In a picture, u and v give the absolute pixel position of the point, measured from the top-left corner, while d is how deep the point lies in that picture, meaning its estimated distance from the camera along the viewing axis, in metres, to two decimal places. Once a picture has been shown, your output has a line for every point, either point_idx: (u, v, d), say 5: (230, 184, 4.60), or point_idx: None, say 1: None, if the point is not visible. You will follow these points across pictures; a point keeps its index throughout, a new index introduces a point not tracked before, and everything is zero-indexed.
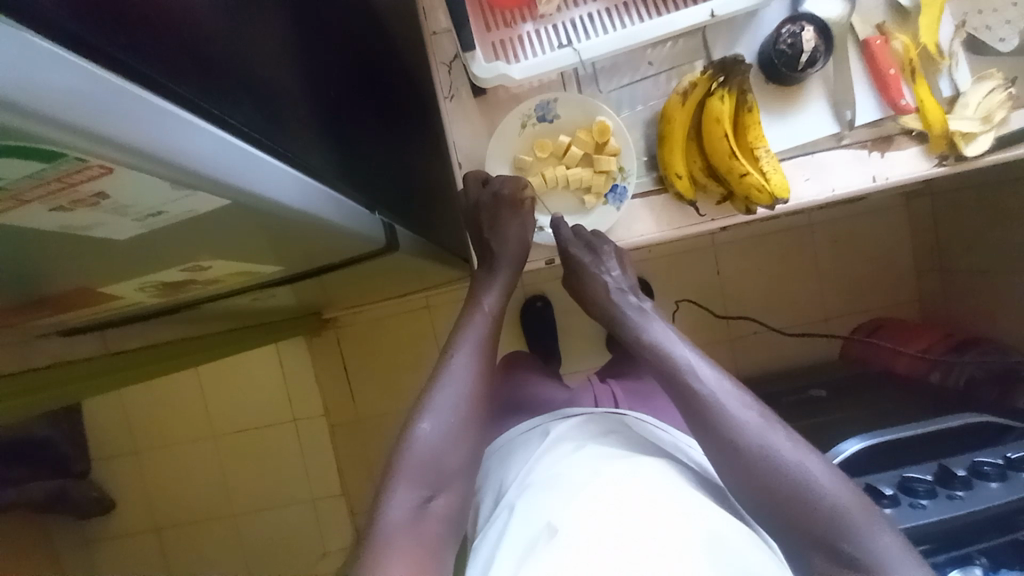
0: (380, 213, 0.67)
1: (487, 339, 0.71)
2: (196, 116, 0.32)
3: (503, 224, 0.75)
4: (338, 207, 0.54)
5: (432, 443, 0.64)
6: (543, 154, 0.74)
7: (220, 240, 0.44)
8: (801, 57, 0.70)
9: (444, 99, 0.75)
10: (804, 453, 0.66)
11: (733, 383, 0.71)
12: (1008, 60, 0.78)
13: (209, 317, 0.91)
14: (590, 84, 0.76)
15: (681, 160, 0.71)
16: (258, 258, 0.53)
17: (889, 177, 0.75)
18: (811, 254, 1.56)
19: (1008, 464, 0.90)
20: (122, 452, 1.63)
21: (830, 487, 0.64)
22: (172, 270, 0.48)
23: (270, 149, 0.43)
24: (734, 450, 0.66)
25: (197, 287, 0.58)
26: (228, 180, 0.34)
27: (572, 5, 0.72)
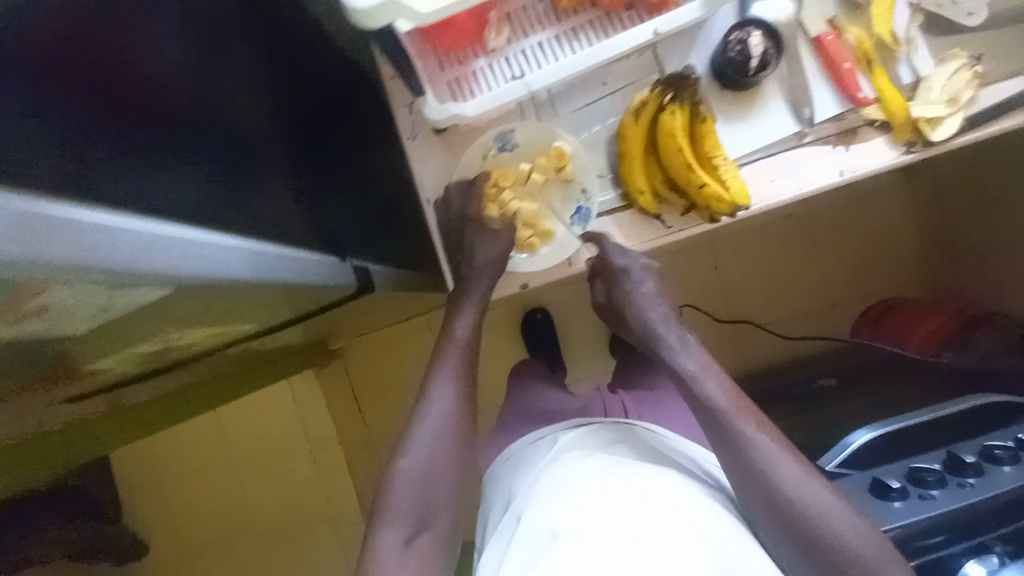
0: (354, 258, 0.69)
1: (464, 367, 0.71)
2: (147, 216, 0.34)
3: (473, 245, 0.74)
4: (299, 264, 0.56)
5: (415, 475, 0.64)
6: (506, 184, 0.75)
7: (185, 312, 0.46)
8: (751, 63, 0.70)
9: (408, 139, 0.78)
10: (829, 498, 0.63)
11: (759, 418, 0.69)
12: (971, 36, 0.77)
13: (210, 364, 0.95)
14: (548, 110, 0.77)
15: (640, 176, 0.73)
16: (228, 320, 0.55)
17: (858, 169, 0.74)
18: (808, 240, 1.53)
19: (1018, 445, 0.88)
20: (150, 496, 1.68)
21: (853, 536, 0.61)
22: (146, 342, 0.50)
23: (234, 226, 0.45)
24: (751, 484, 0.65)
25: (179, 350, 0.60)
26: (171, 274, 0.37)
27: (523, 35, 0.74)
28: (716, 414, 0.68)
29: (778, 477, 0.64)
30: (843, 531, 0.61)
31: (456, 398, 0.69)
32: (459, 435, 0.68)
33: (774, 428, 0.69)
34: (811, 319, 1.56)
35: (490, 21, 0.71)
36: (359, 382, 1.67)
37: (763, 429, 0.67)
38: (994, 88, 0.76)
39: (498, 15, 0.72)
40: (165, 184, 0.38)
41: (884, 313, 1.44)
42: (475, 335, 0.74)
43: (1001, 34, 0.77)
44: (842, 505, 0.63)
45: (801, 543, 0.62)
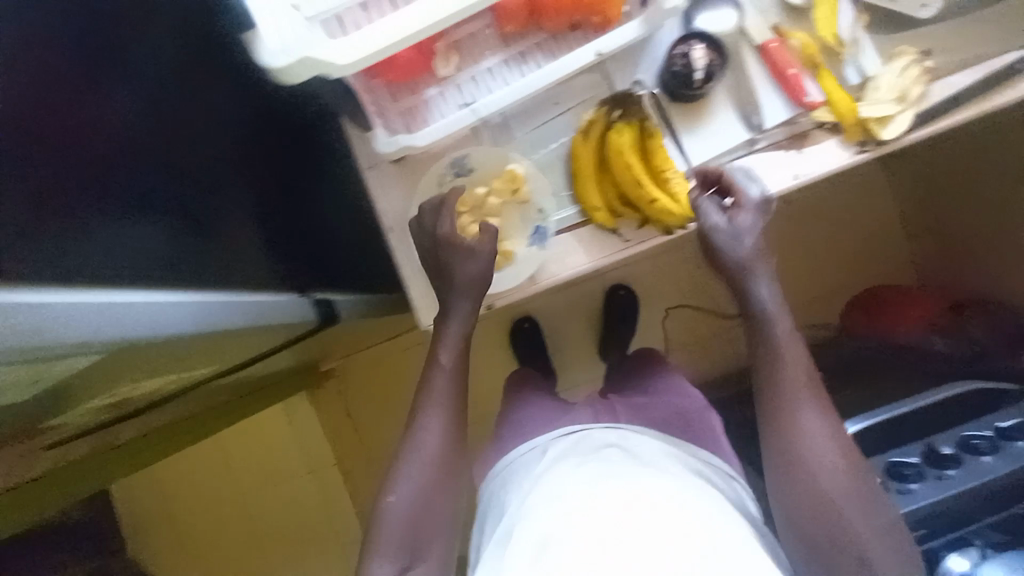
0: (314, 292, 0.75)
1: (452, 399, 0.73)
2: (79, 293, 0.39)
3: (452, 265, 0.71)
4: (242, 312, 0.61)
5: (404, 510, 0.68)
6: (463, 209, 0.76)
7: (130, 367, 0.51)
8: (695, 77, 0.71)
9: (365, 170, 0.76)
10: (873, 500, 0.66)
11: (824, 403, 0.69)
12: (919, 31, 0.77)
13: (192, 397, 0.95)
14: (502, 133, 0.78)
15: (595, 193, 0.74)
16: (177, 367, 0.60)
17: (811, 173, 0.74)
18: (790, 232, 1.53)
19: (999, 434, 0.88)
20: (149, 527, 1.65)
21: (882, 538, 0.64)
22: (99, 397, 0.54)
23: (159, 285, 0.50)
24: (797, 468, 0.67)
25: (139, 397, 0.64)
26: (106, 336, 0.42)
27: (472, 61, 0.75)
28: (778, 389, 0.69)
29: (825, 470, 0.66)
30: (873, 535, 0.64)
31: (444, 430, 0.72)
32: (446, 467, 0.72)
33: (840, 426, 0.69)
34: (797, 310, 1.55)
35: (437, 50, 0.72)
36: (353, 401, 1.67)
37: (828, 421, 0.68)
38: (946, 80, 0.75)
39: (445, 44, 0.72)
40: (97, 251, 0.43)
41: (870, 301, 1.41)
42: (460, 363, 0.75)
43: (949, 27, 0.77)
44: (880, 509, 0.66)
45: (830, 539, 0.65)
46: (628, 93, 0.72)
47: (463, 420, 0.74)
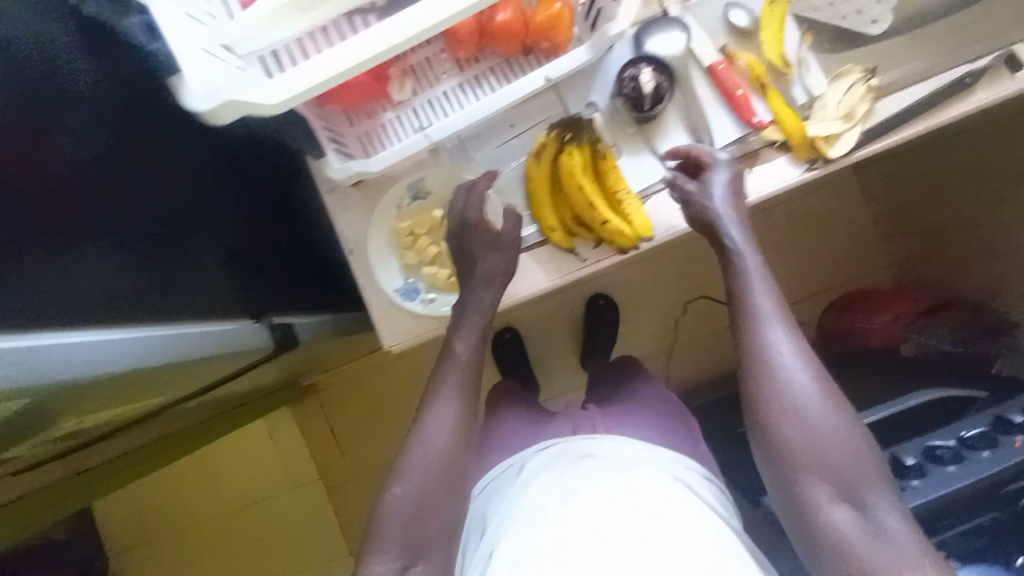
0: (271, 317, 0.77)
1: (467, 389, 0.69)
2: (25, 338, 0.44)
3: (476, 251, 0.72)
4: (197, 343, 0.66)
5: (407, 507, 0.63)
6: (422, 231, 0.77)
7: (83, 400, 0.56)
8: (644, 99, 0.73)
9: (325, 193, 0.77)
10: (850, 425, 0.62)
11: (797, 331, 0.66)
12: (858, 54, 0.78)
13: (166, 418, 0.95)
14: (461, 154, 0.79)
15: (551, 215, 0.75)
16: (128, 399, 0.64)
17: (763, 190, 0.76)
18: (769, 240, 1.49)
19: (961, 444, 0.90)
20: (139, 543, 1.64)
21: (858, 464, 0.61)
22: (45, 433, 0.57)
23: (119, 321, 0.53)
24: (771, 395, 0.63)
25: (88, 428, 0.67)
26: (47, 375, 0.47)
27: (428, 85, 0.76)
28: (748, 319, 0.67)
29: (800, 394, 0.63)
30: (849, 460, 0.61)
31: (458, 419, 0.68)
32: (451, 470, 0.66)
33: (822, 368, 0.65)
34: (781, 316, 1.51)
35: (391, 76, 0.73)
36: (337, 418, 1.65)
37: (808, 363, 0.64)
38: (893, 97, 0.77)
39: (400, 69, 0.74)
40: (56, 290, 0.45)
41: (846, 305, 1.41)
42: (479, 356, 0.71)
43: (894, 44, 0.79)
44: (857, 433, 0.62)
45: (805, 466, 0.61)
46: (578, 118, 0.75)
47: (478, 412, 0.70)
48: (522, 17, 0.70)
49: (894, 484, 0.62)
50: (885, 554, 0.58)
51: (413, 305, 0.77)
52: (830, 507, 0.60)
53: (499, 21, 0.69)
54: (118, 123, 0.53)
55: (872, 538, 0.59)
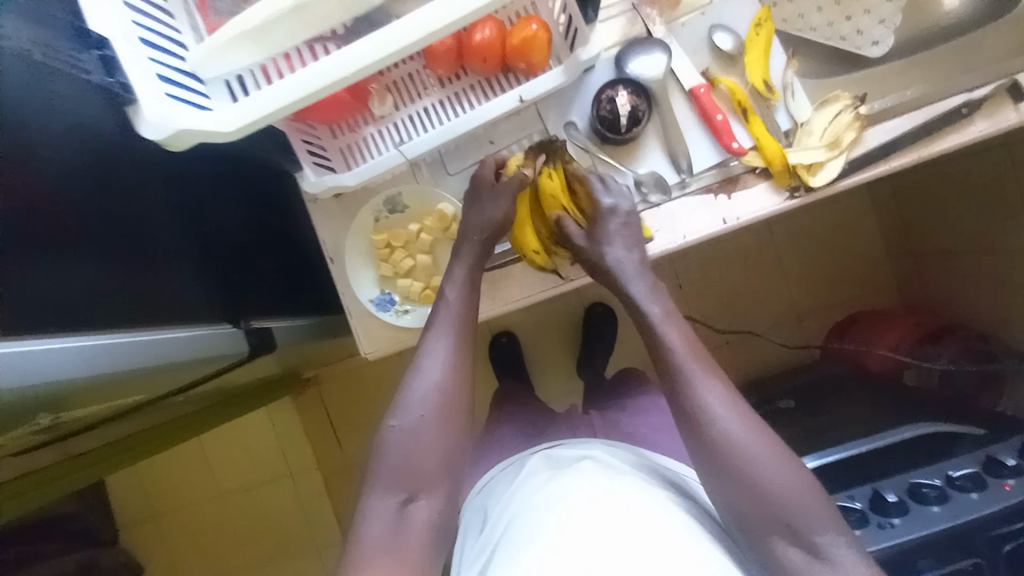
0: (250, 321, 0.82)
1: (461, 327, 0.71)
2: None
3: (473, 214, 0.74)
4: (174, 348, 0.67)
5: (403, 439, 0.65)
6: (397, 244, 0.79)
7: (57, 399, 0.58)
8: (622, 121, 0.74)
9: (308, 203, 0.79)
10: (789, 463, 0.63)
11: (724, 380, 0.67)
12: (844, 79, 0.79)
13: (158, 410, 0.98)
14: (439, 169, 0.81)
15: (532, 237, 0.76)
16: (107, 398, 0.68)
17: (739, 217, 0.75)
18: (777, 256, 1.43)
19: (948, 483, 0.87)
20: (141, 520, 1.67)
21: (809, 508, 0.60)
22: (22, 427, 0.61)
23: (85, 329, 0.56)
24: (710, 443, 0.64)
25: (71, 420, 0.71)
26: (36, 381, 0.49)
27: (410, 100, 0.77)
28: (679, 372, 0.67)
29: (740, 447, 0.62)
30: (797, 504, 0.61)
31: (448, 358, 0.69)
32: (449, 400, 0.67)
33: (747, 407, 0.66)
34: (790, 332, 1.45)
35: (372, 91, 0.74)
36: (335, 413, 1.62)
37: (734, 404, 0.65)
38: (882, 126, 0.75)
39: (381, 85, 0.75)
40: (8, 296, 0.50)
41: (848, 328, 1.36)
42: (469, 294, 0.73)
43: (872, 74, 0.80)
44: (798, 471, 0.62)
45: (755, 518, 0.61)
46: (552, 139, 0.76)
47: (474, 352, 0.72)
48: (500, 36, 0.71)
49: (840, 516, 0.61)
50: None
51: (386, 315, 0.78)
52: (784, 554, 0.60)
53: (476, 41, 0.71)
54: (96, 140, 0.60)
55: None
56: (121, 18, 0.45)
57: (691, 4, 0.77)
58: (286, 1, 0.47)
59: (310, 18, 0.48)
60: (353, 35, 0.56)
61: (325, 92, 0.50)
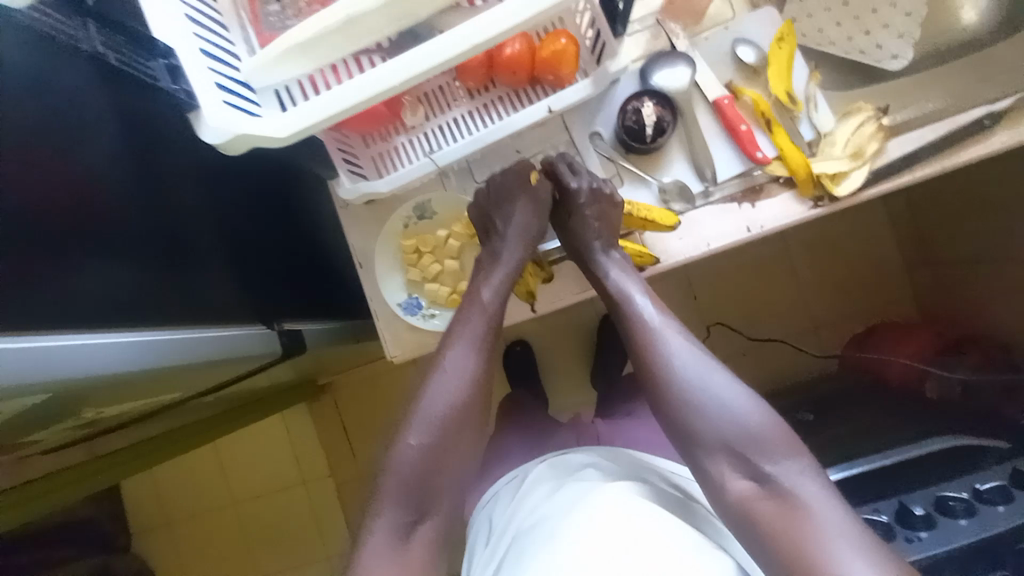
0: (282, 323, 0.85)
1: (485, 340, 0.72)
2: (29, 337, 0.47)
3: (512, 209, 0.78)
4: (214, 343, 0.70)
5: (419, 457, 0.66)
6: (426, 249, 0.80)
7: (104, 395, 0.61)
8: (647, 132, 0.76)
9: (340, 209, 0.82)
10: (748, 397, 0.67)
11: (682, 329, 0.72)
12: (865, 92, 0.81)
13: (183, 411, 0.99)
14: (467, 177, 0.83)
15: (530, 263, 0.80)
16: (145, 394, 0.70)
17: (763, 225, 0.76)
18: (794, 266, 1.43)
19: (974, 497, 0.86)
20: (155, 524, 1.67)
21: (759, 438, 0.64)
22: (68, 420, 0.65)
23: (144, 324, 0.60)
24: (666, 383, 0.68)
25: (109, 416, 0.73)
26: (81, 372, 0.52)
27: (440, 111, 0.79)
28: (639, 323, 0.72)
29: (695, 383, 0.67)
30: (747, 432, 0.65)
31: (470, 372, 0.70)
32: (466, 415, 0.69)
33: (704, 351, 0.71)
34: (805, 344, 1.44)
35: (405, 102, 0.77)
36: (349, 418, 1.62)
37: (691, 348, 0.70)
38: (902, 138, 0.76)
39: (414, 96, 0.78)
40: (65, 295, 0.52)
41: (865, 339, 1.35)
42: (499, 305, 0.75)
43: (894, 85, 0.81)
44: (757, 405, 0.66)
45: (707, 448, 0.66)
46: (561, 156, 0.79)
47: (493, 363, 0.73)
48: (530, 50, 0.74)
49: (801, 449, 0.65)
50: (790, 513, 0.60)
51: (414, 319, 0.80)
52: (735, 484, 0.64)
53: (507, 54, 0.73)
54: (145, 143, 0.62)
55: (779, 502, 0.61)
56: (183, 30, 0.48)
57: (715, 19, 0.80)
58: (338, 16, 0.49)
59: (359, 31, 0.50)
60: (397, 47, 0.58)
61: (368, 102, 0.52)
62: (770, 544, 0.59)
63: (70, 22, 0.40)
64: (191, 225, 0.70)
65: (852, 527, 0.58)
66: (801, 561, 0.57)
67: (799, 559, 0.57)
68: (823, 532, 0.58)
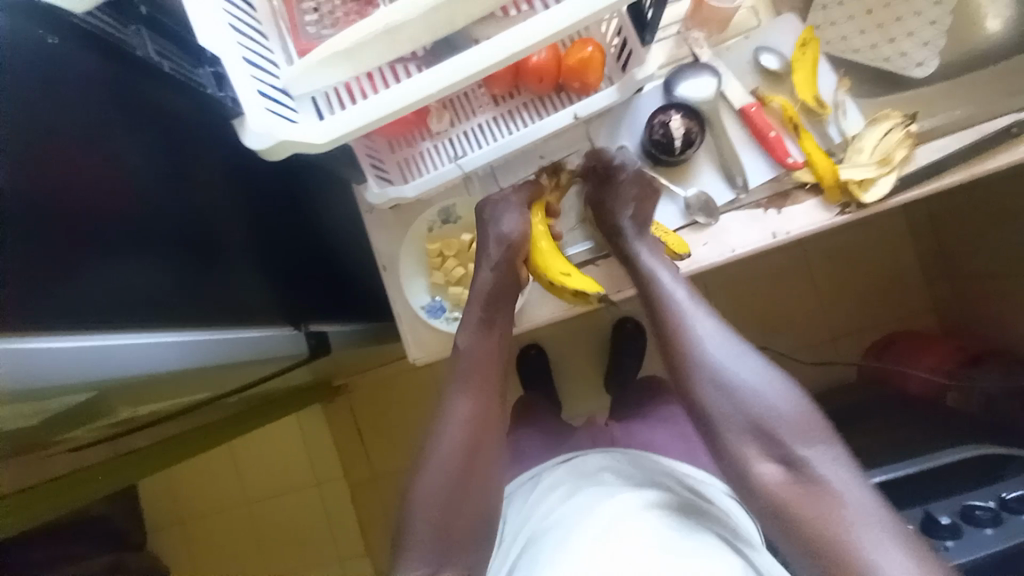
0: (309, 324, 0.86)
1: (481, 379, 0.72)
2: (74, 337, 0.48)
3: (501, 215, 0.76)
4: (242, 344, 0.71)
5: (434, 488, 0.67)
6: (450, 253, 0.82)
7: (139, 394, 0.63)
8: (675, 143, 0.76)
9: (365, 213, 0.83)
10: (777, 381, 0.64)
11: (712, 311, 0.69)
12: (891, 99, 0.81)
13: (202, 412, 1.00)
14: (490, 183, 0.84)
15: (556, 262, 0.75)
16: (176, 394, 0.71)
17: (789, 232, 0.75)
18: (811, 273, 1.42)
19: (1001, 506, 0.85)
20: (170, 523, 1.69)
21: (790, 425, 0.62)
22: (104, 419, 0.66)
23: (187, 326, 0.61)
24: (695, 362, 0.65)
25: (140, 415, 0.75)
26: (117, 372, 0.53)
27: (464, 117, 0.80)
28: (666, 302, 0.69)
29: (722, 364, 0.65)
30: (778, 418, 0.62)
31: (467, 411, 0.70)
32: (473, 453, 0.69)
33: (734, 333, 0.68)
34: (822, 352, 1.43)
35: (431, 109, 0.78)
36: (363, 421, 1.63)
37: (721, 330, 0.67)
38: (930, 145, 0.76)
39: (440, 103, 0.78)
40: (115, 295, 0.52)
41: (884, 348, 1.33)
42: (483, 347, 0.73)
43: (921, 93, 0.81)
44: (788, 389, 0.63)
45: (734, 432, 0.63)
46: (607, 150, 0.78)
47: (494, 399, 0.72)
48: (556, 58, 0.74)
49: (832, 435, 0.62)
50: (820, 500, 0.58)
51: (437, 322, 0.80)
52: (763, 469, 0.61)
53: (533, 62, 0.74)
54: (183, 146, 0.64)
55: (807, 488, 0.59)
56: (227, 39, 0.49)
57: (739, 27, 0.80)
58: (377, 26, 0.50)
59: (398, 40, 0.51)
60: (433, 56, 0.61)
61: (405, 109, 0.53)
62: (793, 529, 0.58)
63: (124, 28, 0.42)
64: (223, 225, 0.71)
65: (884, 516, 0.56)
66: (830, 548, 0.55)
67: (828, 548, 0.55)
68: (852, 519, 0.56)
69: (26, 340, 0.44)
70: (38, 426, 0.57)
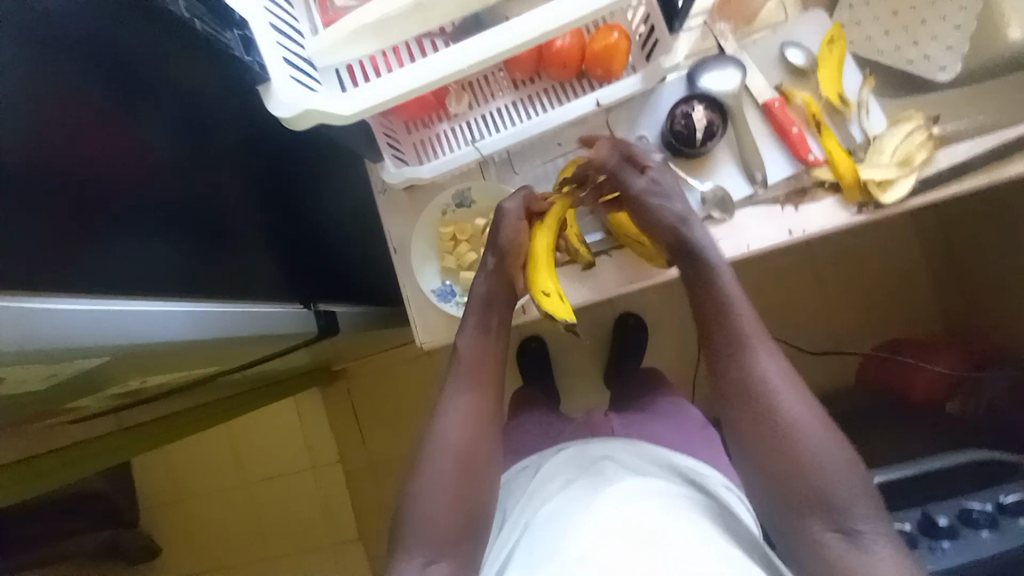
0: (318, 304, 0.86)
1: (480, 376, 0.70)
2: (90, 301, 0.47)
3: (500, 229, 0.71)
4: (253, 321, 0.70)
5: (441, 470, 0.66)
6: (463, 238, 0.80)
7: (148, 365, 0.62)
8: (696, 135, 0.76)
9: (379, 194, 0.82)
10: (838, 444, 0.64)
11: (778, 352, 0.68)
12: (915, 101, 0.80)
13: (204, 389, 0.99)
14: (506, 168, 0.83)
15: (544, 279, 0.69)
16: (182, 368, 0.70)
17: (806, 230, 0.75)
18: (818, 275, 1.42)
19: (1000, 509, 0.85)
20: (163, 501, 1.68)
21: (847, 493, 0.62)
22: (110, 389, 0.65)
23: (197, 297, 0.61)
24: (757, 407, 0.65)
25: (145, 388, 0.74)
26: (134, 340, 0.52)
27: (483, 101, 0.79)
28: (734, 338, 0.67)
29: (786, 413, 0.64)
30: (837, 484, 0.62)
31: (468, 405, 0.69)
32: (476, 442, 0.68)
33: (798, 381, 0.67)
34: (824, 354, 1.43)
35: (450, 90, 0.77)
36: (362, 406, 1.62)
37: (788, 378, 0.66)
38: (952, 149, 0.76)
39: (459, 85, 0.77)
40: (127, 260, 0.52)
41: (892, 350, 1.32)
42: (484, 345, 0.71)
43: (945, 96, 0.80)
44: (848, 455, 0.64)
45: (792, 484, 0.63)
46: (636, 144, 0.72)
47: (493, 396, 0.71)
48: (580, 43, 0.73)
49: (882, 507, 0.63)
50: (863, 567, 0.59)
51: (448, 307, 0.80)
52: (812, 524, 0.62)
53: (557, 47, 0.73)
54: (202, 115, 0.63)
55: (855, 555, 0.60)
56: (256, 4, 0.48)
57: (765, 21, 0.79)
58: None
59: (428, 14, 0.50)
60: (460, 32, 0.60)
61: (436, 84, 0.52)
62: None
63: None
64: (236, 197, 0.70)
65: None
66: None
67: None
68: None
69: (41, 303, 0.42)
70: (44, 392, 0.56)
